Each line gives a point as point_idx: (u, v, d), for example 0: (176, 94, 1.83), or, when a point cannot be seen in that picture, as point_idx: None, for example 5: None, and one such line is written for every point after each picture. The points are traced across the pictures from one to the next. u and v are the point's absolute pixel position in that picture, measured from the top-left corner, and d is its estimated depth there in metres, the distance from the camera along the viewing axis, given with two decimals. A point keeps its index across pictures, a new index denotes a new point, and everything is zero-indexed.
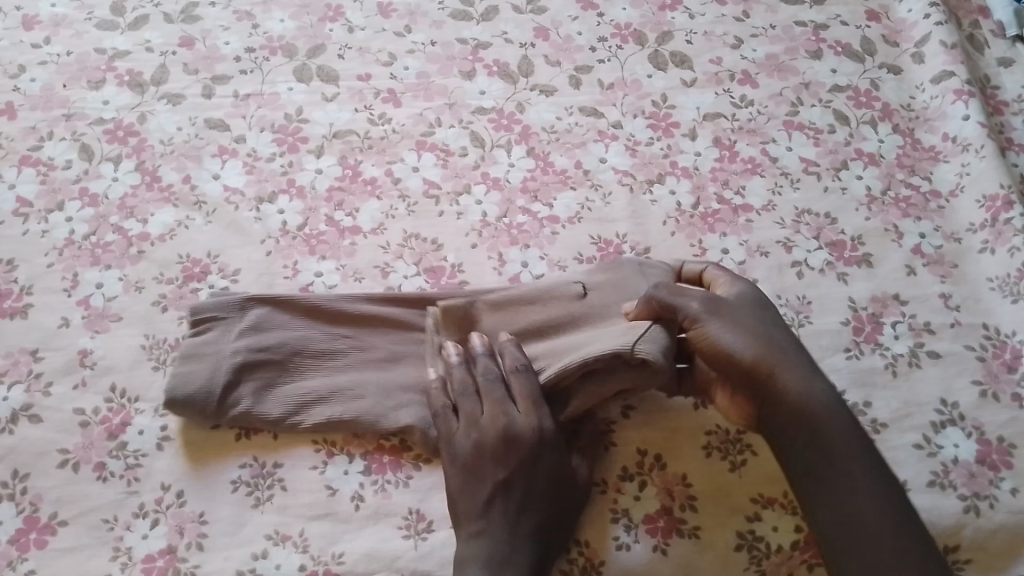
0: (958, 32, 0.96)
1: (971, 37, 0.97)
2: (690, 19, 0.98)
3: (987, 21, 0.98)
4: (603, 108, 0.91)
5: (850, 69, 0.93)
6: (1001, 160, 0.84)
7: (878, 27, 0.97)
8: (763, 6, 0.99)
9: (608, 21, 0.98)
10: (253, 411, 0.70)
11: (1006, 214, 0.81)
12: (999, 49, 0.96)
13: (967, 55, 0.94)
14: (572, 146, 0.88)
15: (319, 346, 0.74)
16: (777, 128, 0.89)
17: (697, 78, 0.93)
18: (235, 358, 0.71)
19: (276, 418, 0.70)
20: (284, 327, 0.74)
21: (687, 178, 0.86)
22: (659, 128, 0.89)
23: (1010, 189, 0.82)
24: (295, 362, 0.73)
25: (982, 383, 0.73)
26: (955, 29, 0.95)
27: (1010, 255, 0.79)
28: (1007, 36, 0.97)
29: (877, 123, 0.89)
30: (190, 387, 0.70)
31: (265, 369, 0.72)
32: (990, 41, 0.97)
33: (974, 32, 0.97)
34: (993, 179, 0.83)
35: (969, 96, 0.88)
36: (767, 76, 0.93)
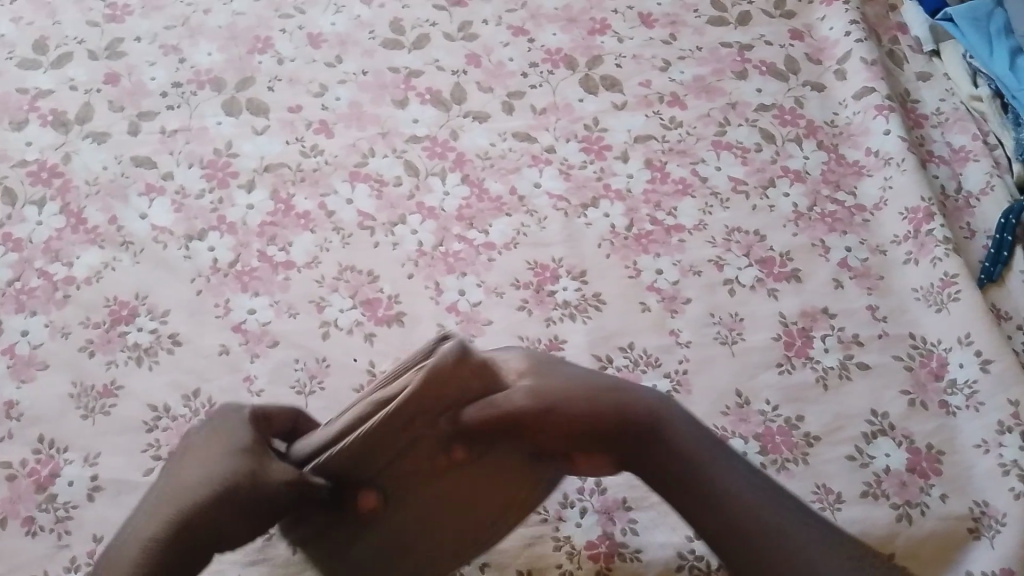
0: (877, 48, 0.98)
1: (890, 54, 0.99)
2: (619, 43, 0.99)
3: (906, 37, 1.01)
4: (536, 132, 0.92)
5: (774, 87, 0.95)
6: (921, 172, 0.86)
7: (801, 45, 0.99)
8: (690, 28, 1.00)
9: (538, 47, 0.99)
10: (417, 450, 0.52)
11: (928, 226, 0.83)
12: (917, 64, 0.99)
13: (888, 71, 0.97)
14: (506, 172, 0.89)
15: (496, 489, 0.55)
16: (706, 149, 0.90)
17: (626, 102, 0.94)
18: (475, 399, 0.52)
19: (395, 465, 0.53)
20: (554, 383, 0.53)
21: (620, 201, 0.86)
22: (592, 151, 0.90)
23: (931, 201, 0.84)
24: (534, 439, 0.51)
25: (910, 393, 0.74)
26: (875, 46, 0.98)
27: (933, 265, 0.81)
28: (924, 51, 0.99)
29: (802, 140, 0.91)
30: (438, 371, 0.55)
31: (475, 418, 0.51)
32: (908, 57, 0.99)
33: (894, 49, 1.00)
34: (914, 192, 0.85)
35: (890, 112, 0.91)
36: (695, 97, 0.94)
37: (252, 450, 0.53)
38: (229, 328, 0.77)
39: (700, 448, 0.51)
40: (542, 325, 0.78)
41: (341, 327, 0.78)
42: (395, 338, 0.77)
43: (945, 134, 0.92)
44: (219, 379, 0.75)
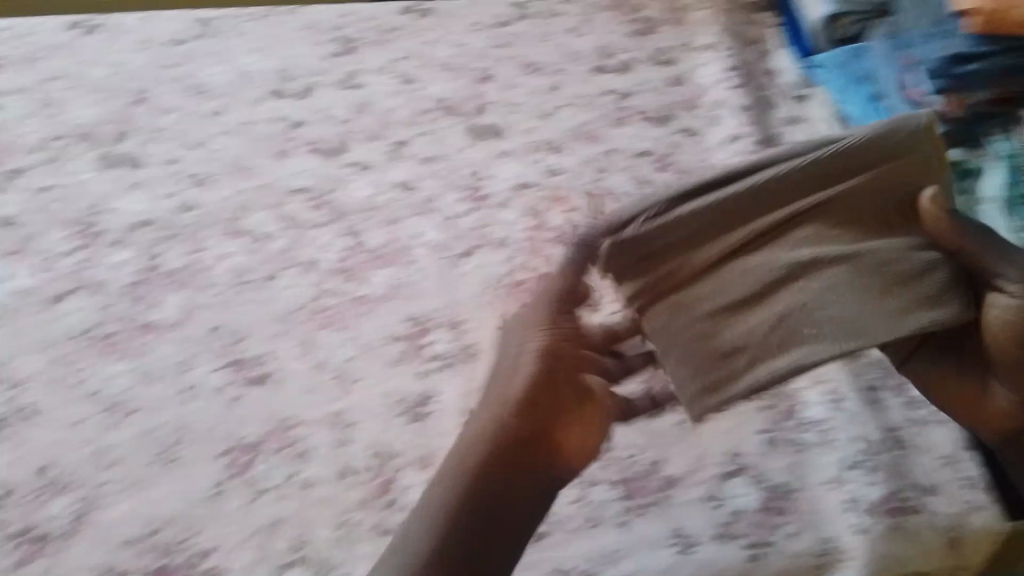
0: (751, 94, 0.98)
1: (769, 97, 0.98)
2: (506, 91, 0.97)
3: (779, 82, 0.99)
4: (417, 183, 0.89)
5: (651, 134, 0.96)
6: None
7: (679, 92, 0.99)
8: (574, 76, 0.99)
9: (429, 94, 0.96)
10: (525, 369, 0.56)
11: None
12: (788, 110, 0.97)
13: (761, 115, 0.96)
14: (386, 223, 0.86)
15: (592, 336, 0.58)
16: (585, 195, 0.90)
17: (510, 150, 0.92)
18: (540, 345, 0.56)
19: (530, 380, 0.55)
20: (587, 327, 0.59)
21: (499, 249, 0.85)
22: (473, 201, 0.88)
23: None
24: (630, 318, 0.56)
25: (765, 432, 0.76)
26: (749, 93, 0.98)
27: None
28: (793, 97, 0.98)
29: (675, 187, 0.92)
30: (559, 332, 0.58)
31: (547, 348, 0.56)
32: (779, 101, 0.98)
33: (766, 94, 0.98)
34: None
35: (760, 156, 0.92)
36: (576, 143, 0.94)
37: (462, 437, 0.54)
38: (89, 398, 0.75)
39: (729, 216, 0.55)
40: (416, 377, 0.76)
41: (206, 389, 0.76)
42: (258, 399, 0.75)
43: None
44: (73, 454, 0.72)
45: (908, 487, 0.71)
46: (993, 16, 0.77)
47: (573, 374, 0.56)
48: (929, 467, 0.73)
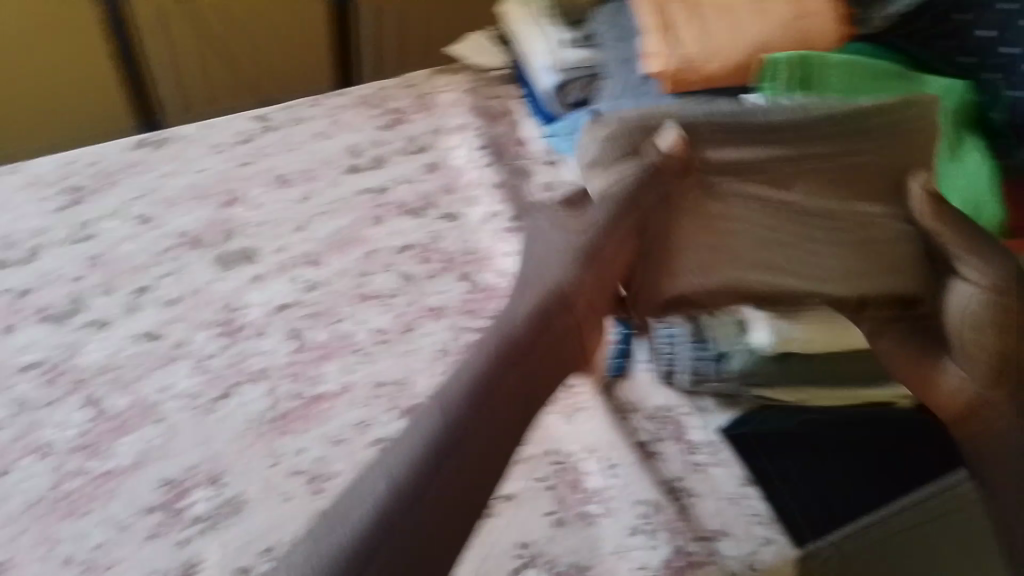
0: (505, 163, 0.98)
1: (518, 168, 0.98)
2: (256, 211, 0.94)
3: (533, 148, 0.99)
4: (164, 328, 0.86)
5: (410, 226, 0.94)
6: None
7: (435, 179, 0.98)
8: (325, 181, 0.97)
9: (170, 232, 0.92)
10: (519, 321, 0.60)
11: None
12: (546, 172, 0.97)
13: (514, 187, 0.97)
14: (130, 382, 0.82)
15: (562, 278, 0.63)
16: (346, 305, 0.89)
17: (261, 272, 0.90)
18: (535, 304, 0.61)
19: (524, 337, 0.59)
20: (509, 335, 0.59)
21: (259, 381, 0.84)
22: (226, 334, 0.86)
23: None
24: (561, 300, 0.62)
25: (552, 512, 0.75)
26: (502, 166, 0.98)
27: None
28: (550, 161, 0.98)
29: (439, 277, 0.91)
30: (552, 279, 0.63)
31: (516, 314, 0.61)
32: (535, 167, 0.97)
33: (521, 162, 0.98)
34: None
35: (515, 234, 0.93)
36: (332, 255, 0.92)
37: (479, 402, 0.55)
38: None
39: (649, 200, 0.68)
40: (172, 549, 0.70)
41: None
42: None
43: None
44: None
45: (692, 538, 0.73)
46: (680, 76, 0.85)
47: (575, 328, 0.62)
48: (710, 512, 0.76)
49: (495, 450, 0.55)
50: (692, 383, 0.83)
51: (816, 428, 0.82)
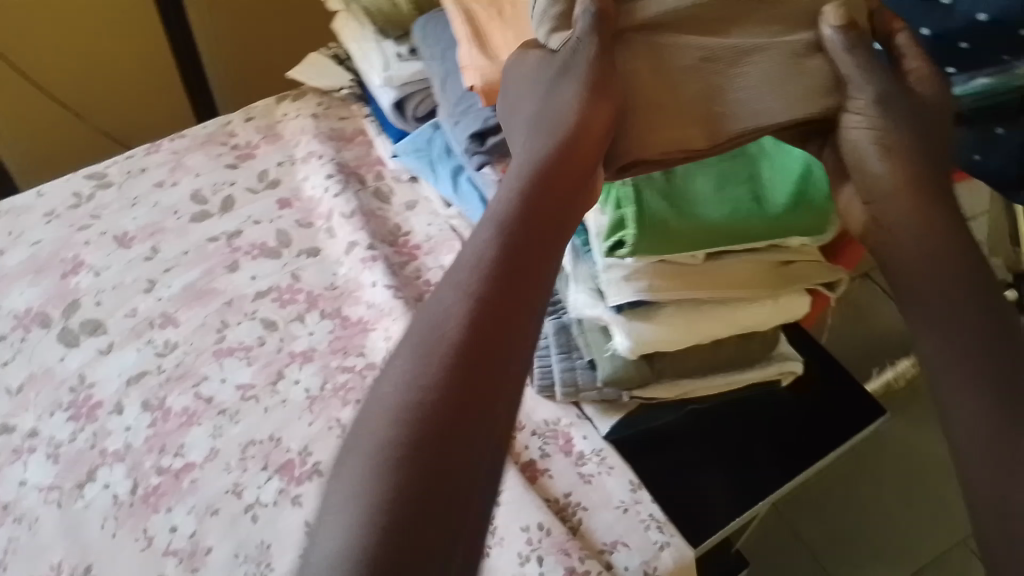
0: (360, 191, 0.97)
1: (375, 191, 0.98)
2: (97, 277, 0.89)
3: (387, 169, 1.00)
4: (15, 418, 0.81)
5: (269, 268, 0.90)
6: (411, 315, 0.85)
7: (290, 213, 0.95)
8: (172, 233, 0.93)
9: (5, 314, 0.87)
10: (460, 280, 0.56)
11: None
12: (403, 193, 0.98)
13: (371, 212, 0.95)
14: None
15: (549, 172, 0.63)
16: (208, 362, 0.83)
17: (113, 342, 0.85)
18: (479, 253, 0.57)
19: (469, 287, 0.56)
20: (460, 270, 0.57)
21: (121, 461, 0.77)
22: (82, 415, 0.81)
23: None
24: (528, 223, 0.59)
25: None
26: (356, 193, 0.96)
27: None
28: (405, 179, 0.99)
29: (305, 316, 0.87)
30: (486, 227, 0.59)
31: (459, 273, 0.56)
32: (394, 189, 0.98)
33: (378, 185, 0.98)
34: None
35: (374, 262, 0.90)
36: (187, 310, 0.87)
37: (434, 387, 0.51)
38: None
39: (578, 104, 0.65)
40: None
41: None
42: None
43: (437, 258, 0.91)
44: None
45: (586, 555, 0.70)
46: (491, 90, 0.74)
47: (543, 229, 0.60)
48: (602, 524, 0.73)
49: (478, 425, 0.50)
50: (562, 394, 0.79)
51: (699, 419, 0.81)
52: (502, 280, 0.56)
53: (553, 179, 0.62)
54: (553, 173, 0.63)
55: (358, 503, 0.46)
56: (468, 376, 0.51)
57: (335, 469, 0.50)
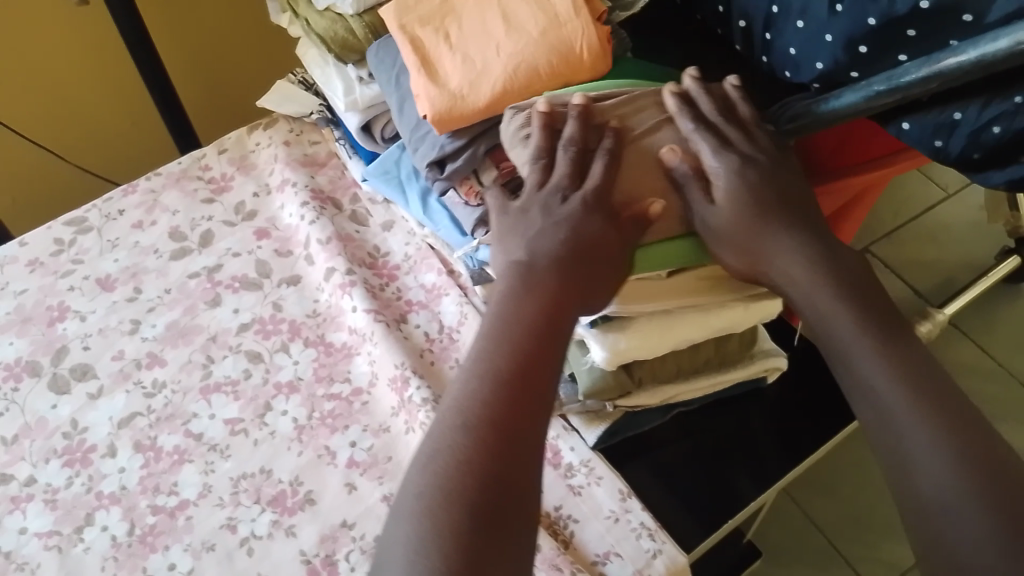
0: (336, 218, 0.98)
1: (352, 214, 0.99)
2: (83, 322, 0.91)
3: (363, 190, 1.01)
4: (12, 468, 0.81)
5: (251, 300, 0.91)
6: (392, 337, 0.86)
7: (269, 243, 0.97)
8: (152, 273, 0.95)
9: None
10: (483, 371, 0.59)
11: (408, 391, 0.82)
12: (379, 215, 0.99)
13: (348, 237, 0.96)
14: None
15: (566, 255, 0.63)
16: (195, 399, 0.84)
17: (103, 385, 0.86)
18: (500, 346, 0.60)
19: (496, 375, 0.58)
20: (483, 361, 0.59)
21: (116, 503, 0.77)
22: (76, 461, 0.81)
23: (405, 364, 0.84)
24: (546, 309, 0.62)
25: None
26: (332, 219, 0.97)
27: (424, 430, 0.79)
28: (380, 200, 1.00)
29: (289, 346, 0.88)
30: (506, 318, 0.62)
31: (483, 363, 0.59)
32: (370, 211, 0.99)
33: (355, 209, 0.99)
34: (390, 360, 0.84)
35: (352, 287, 0.90)
36: (173, 348, 0.88)
37: (472, 469, 0.53)
38: None
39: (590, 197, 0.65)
40: None
41: None
42: None
43: (416, 277, 0.92)
44: None
45: (577, 568, 0.69)
46: (443, 118, 0.75)
47: (560, 312, 0.62)
48: (593, 536, 0.72)
49: (514, 504, 0.53)
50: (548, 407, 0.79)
51: (684, 421, 0.81)
52: (528, 367, 0.59)
53: (572, 268, 0.63)
54: (574, 250, 0.63)
55: (426, 539, 0.51)
56: (514, 421, 0.56)
57: (390, 522, 0.54)
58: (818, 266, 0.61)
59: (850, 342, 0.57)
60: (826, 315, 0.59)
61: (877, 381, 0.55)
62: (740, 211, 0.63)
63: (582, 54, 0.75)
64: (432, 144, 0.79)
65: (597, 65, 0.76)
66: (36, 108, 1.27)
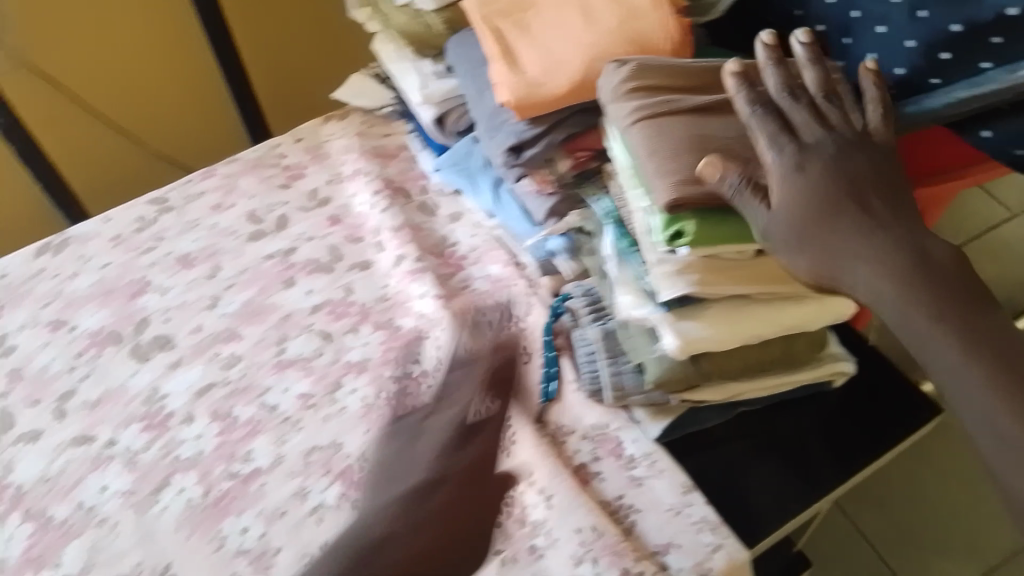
0: (405, 207, 1.01)
1: (421, 205, 1.02)
2: (162, 296, 0.95)
3: (432, 184, 1.04)
4: (94, 430, 0.84)
5: (323, 283, 0.95)
6: (461, 324, 0.89)
7: (340, 230, 1.00)
8: (229, 253, 0.98)
9: (80, 333, 0.92)
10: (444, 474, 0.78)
11: None
12: (447, 207, 1.02)
13: (417, 226, 0.99)
14: (67, 490, 0.80)
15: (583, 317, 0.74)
16: (269, 374, 0.87)
17: (181, 356, 0.89)
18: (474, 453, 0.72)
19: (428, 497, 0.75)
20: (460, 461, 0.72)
21: (192, 469, 0.81)
22: (154, 427, 0.84)
23: (474, 349, 0.87)
24: None
25: (503, 552, 0.73)
26: (403, 209, 1.01)
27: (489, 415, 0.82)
28: (449, 193, 1.03)
29: (357, 329, 0.91)
30: None
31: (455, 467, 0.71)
32: (438, 202, 1.02)
33: (423, 199, 1.03)
34: (458, 346, 0.87)
35: (421, 275, 0.94)
36: (248, 325, 0.92)
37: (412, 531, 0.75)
38: None
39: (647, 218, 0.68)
40: None
41: None
42: None
43: (482, 268, 0.95)
44: None
45: (639, 556, 0.71)
46: (523, 104, 0.77)
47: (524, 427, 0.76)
48: (654, 526, 0.74)
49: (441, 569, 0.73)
50: (615, 397, 0.80)
51: (746, 420, 0.82)
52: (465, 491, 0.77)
53: None
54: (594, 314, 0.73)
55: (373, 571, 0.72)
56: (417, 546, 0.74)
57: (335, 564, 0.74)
58: (902, 278, 0.59)
59: (958, 367, 0.57)
60: (923, 341, 0.59)
61: (995, 416, 0.56)
62: (803, 214, 0.62)
63: (663, 45, 0.78)
64: (510, 131, 0.82)
65: (679, 54, 0.78)
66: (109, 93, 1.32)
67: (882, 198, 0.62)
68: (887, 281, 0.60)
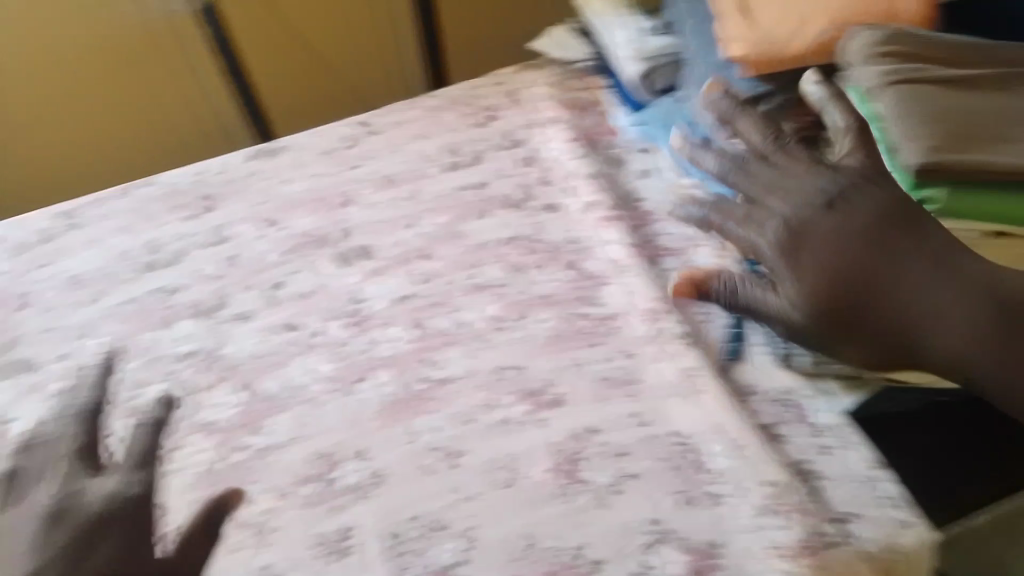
0: (598, 158, 1.04)
1: (614, 157, 1.04)
2: (365, 211, 1.02)
3: (622, 138, 1.06)
4: (303, 320, 0.93)
5: (516, 218, 0.99)
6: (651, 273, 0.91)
7: (534, 171, 1.04)
8: (429, 180, 1.04)
9: (294, 232, 1.01)
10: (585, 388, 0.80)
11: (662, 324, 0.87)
12: (638, 162, 1.03)
13: (610, 176, 1.02)
14: (278, 367, 0.90)
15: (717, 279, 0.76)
16: (464, 294, 0.93)
17: (382, 266, 0.97)
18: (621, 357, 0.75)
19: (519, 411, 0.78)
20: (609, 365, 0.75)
21: (390, 367, 0.88)
22: (356, 325, 0.92)
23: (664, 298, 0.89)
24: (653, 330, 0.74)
25: (680, 492, 0.75)
26: (596, 159, 1.04)
27: (673, 363, 0.84)
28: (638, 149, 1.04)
29: (544, 266, 0.94)
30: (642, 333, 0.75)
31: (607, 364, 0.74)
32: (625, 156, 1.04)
33: (611, 152, 1.05)
34: (648, 294, 0.90)
35: (614, 223, 0.96)
36: (444, 248, 0.97)
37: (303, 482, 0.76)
38: None
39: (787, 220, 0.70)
40: (327, 516, 0.77)
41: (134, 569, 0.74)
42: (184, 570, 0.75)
43: (672, 227, 0.96)
44: None
45: (821, 520, 0.71)
46: (754, 62, 0.83)
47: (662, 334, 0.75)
48: (840, 495, 0.74)
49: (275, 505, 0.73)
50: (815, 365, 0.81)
51: (946, 413, 0.76)
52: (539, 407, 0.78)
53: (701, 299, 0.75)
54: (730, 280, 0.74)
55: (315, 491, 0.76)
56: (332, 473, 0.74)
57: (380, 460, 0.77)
58: (983, 329, 0.63)
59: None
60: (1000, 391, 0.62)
61: None
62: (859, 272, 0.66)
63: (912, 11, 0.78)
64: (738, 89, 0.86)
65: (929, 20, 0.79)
66: (278, 49, 1.46)
67: (907, 239, 0.66)
68: (968, 334, 0.63)
